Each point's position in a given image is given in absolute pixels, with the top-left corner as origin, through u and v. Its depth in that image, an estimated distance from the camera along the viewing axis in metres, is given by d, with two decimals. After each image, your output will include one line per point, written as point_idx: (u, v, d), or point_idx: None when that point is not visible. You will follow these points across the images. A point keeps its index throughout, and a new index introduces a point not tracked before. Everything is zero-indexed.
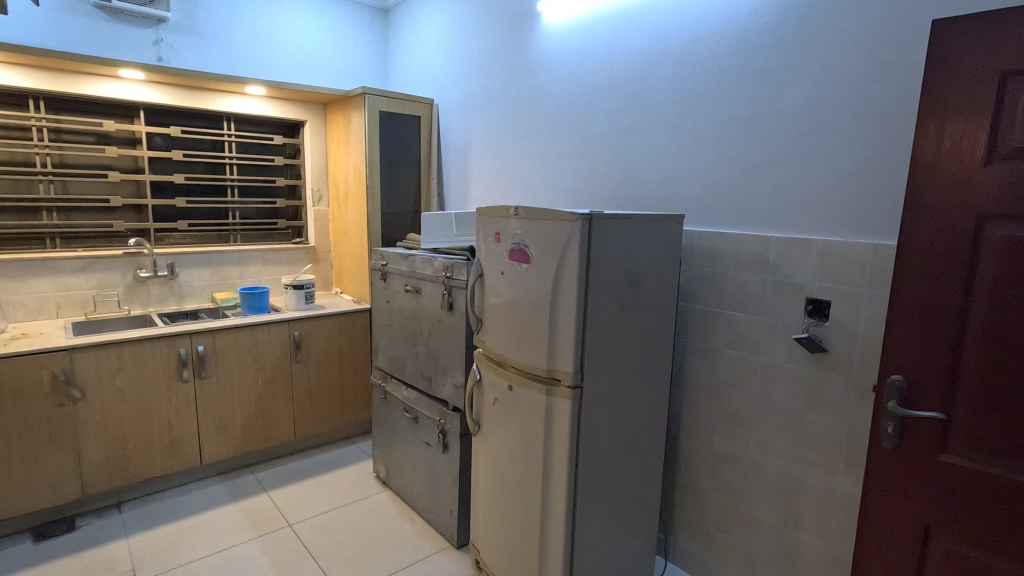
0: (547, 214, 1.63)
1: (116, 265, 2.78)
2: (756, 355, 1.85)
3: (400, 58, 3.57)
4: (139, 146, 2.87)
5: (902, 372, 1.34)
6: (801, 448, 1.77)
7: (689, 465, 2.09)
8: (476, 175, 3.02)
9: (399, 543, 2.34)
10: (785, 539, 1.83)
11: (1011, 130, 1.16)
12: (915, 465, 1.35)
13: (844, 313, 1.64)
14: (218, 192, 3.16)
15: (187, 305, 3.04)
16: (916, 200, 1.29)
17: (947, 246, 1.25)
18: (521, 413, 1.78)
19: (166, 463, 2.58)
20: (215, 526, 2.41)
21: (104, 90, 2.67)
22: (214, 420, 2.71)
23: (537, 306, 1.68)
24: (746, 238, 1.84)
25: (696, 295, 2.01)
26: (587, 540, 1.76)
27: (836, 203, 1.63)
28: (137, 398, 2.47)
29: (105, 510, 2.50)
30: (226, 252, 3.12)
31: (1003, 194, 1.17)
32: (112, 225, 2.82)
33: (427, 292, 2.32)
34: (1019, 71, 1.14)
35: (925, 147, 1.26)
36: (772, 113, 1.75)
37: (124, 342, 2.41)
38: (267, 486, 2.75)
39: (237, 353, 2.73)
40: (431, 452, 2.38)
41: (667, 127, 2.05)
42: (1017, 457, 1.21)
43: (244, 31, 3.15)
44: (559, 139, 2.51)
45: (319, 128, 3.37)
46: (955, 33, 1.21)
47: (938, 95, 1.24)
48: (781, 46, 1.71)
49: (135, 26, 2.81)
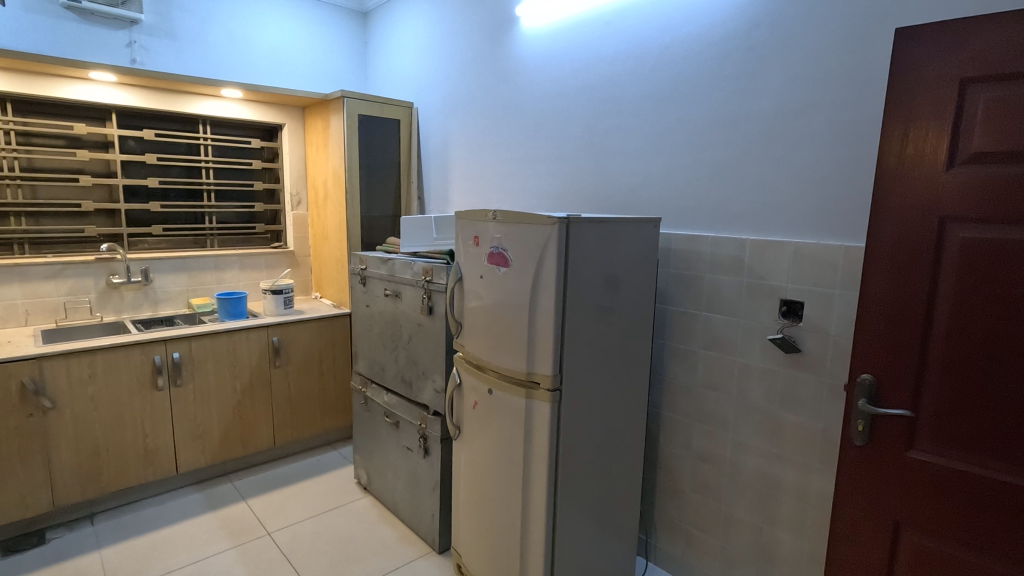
0: (525, 218, 1.64)
1: (89, 271, 2.72)
2: (733, 355, 1.88)
3: (379, 61, 3.56)
4: (111, 150, 2.82)
5: (871, 371, 1.38)
6: (776, 447, 1.80)
7: (669, 465, 2.10)
8: (456, 178, 3.02)
9: (381, 549, 2.32)
10: (763, 537, 1.86)
11: (971, 135, 1.20)
12: (884, 462, 1.38)
13: (817, 313, 1.67)
14: (194, 197, 3.12)
15: (162, 311, 2.98)
16: (882, 203, 1.32)
17: (911, 247, 1.28)
18: (501, 417, 1.79)
19: (141, 474, 2.53)
20: (191, 536, 2.36)
21: (75, 92, 2.62)
22: (190, 427, 2.66)
23: (516, 309, 1.68)
24: (721, 240, 1.87)
25: (674, 297, 2.03)
26: (569, 541, 1.77)
27: (807, 204, 1.67)
28: (110, 406, 2.41)
29: (77, 523, 2.43)
30: (203, 257, 3.08)
31: (965, 195, 1.21)
32: (84, 230, 2.76)
33: (406, 296, 2.31)
34: (977, 78, 1.18)
35: (890, 151, 1.30)
36: (745, 117, 1.79)
37: (97, 349, 2.35)
38: (246, 494, 2.71)
39: (214, 360, 2.69)
40: (412, 457, 2.37)
41: (644, 132, 2.07)
42: (980, 452, 1.25)
43: (220, 33, 3.11)
44: (537, 143, 2.52)
45: (297, 131, 3.34)
46: (916, 42, 1.24)
47: (903, 101, 1.27)
48: (753, 52, 1.75)
49: (107, 27, 2.76)
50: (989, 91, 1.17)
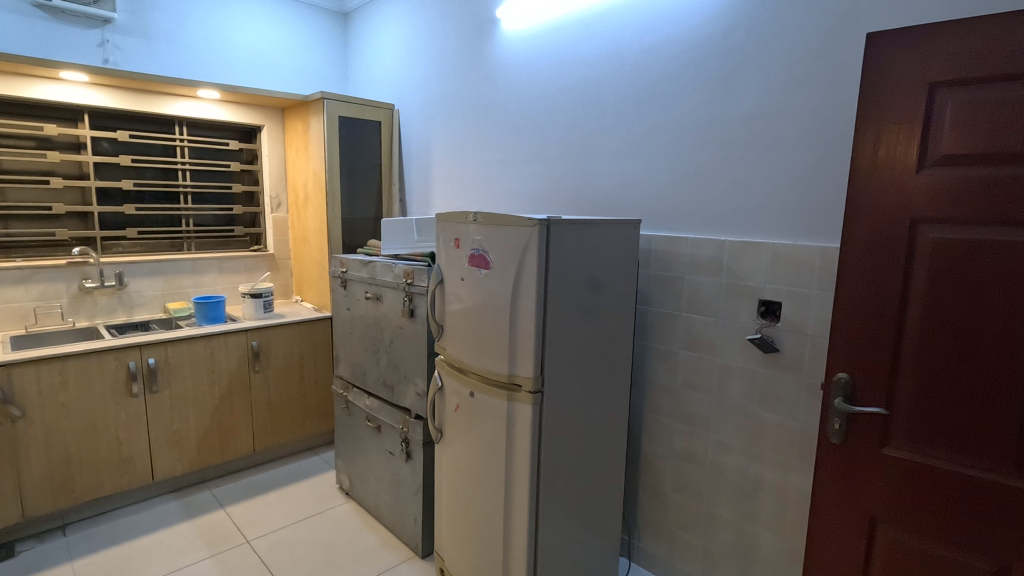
0: (505, 220, 1.63)
1: (60, 275, 2.65)
2: (713, 356, 1.90)
3: (359, 62, 3.54)
4: (83, 151, 2.75)
5: (848, 369, 1.40)
6: (756, 446, 1.82)
7: (652, 465, 2.11)
8: (437, 180, 3.00)
9: (363, 555, 2.30)
10: (743, 535, 1.88)
11: (940, 137, 1.22)
12: (860, 459, 1.40)
13: (794, 313, 1.69)
14: (170, 199, 3.06)
15: (137, 316, 2.92)
16: (856, 204, 1.34)
17: (884, 247, 1.31)
18: (482, 420, 1.78)
19: (116, 483, 2.47)
20: (168, 546, 2.31)
21: (45, 92, 2.55)
22: (167, 434, 2.61)
23: (498, 311, 1.68)
24: (701, 242, 1.88)
25: (655, 297, 2.04)
26: (551, 543, 1.77)
27: (783, 204, 1.70)
28: (82, 414, 2.35)
29: (48, 534, 2.37)
30: (179, 260, 3.02)
31: (936, 196, 1.23)
32: (55, 234, 2.70)
33: (387, 299, 2.29)
34: (946, 82, 1.21)
35: (863, 153, 1.32)
36: (722, 119, 1.81)
37: (68, 356, 2.29)
38: (224, 502, 2.66)
39: (191, 365, 2.64)
40: (394, 461, 2.35)
41: (625, 134, 2.08)
42: (952, 448, 1.27)
43: (197, 33, 3.07)
44: (518, 145, 2.52)
45: (276, 132, 3.30)
46: (887, 46, 1.27)
47: (875, 104, 1.29)
48: (729, 54, 1.77)
49: (79, 26, 2.71)
50: (957, 95, 1.20)
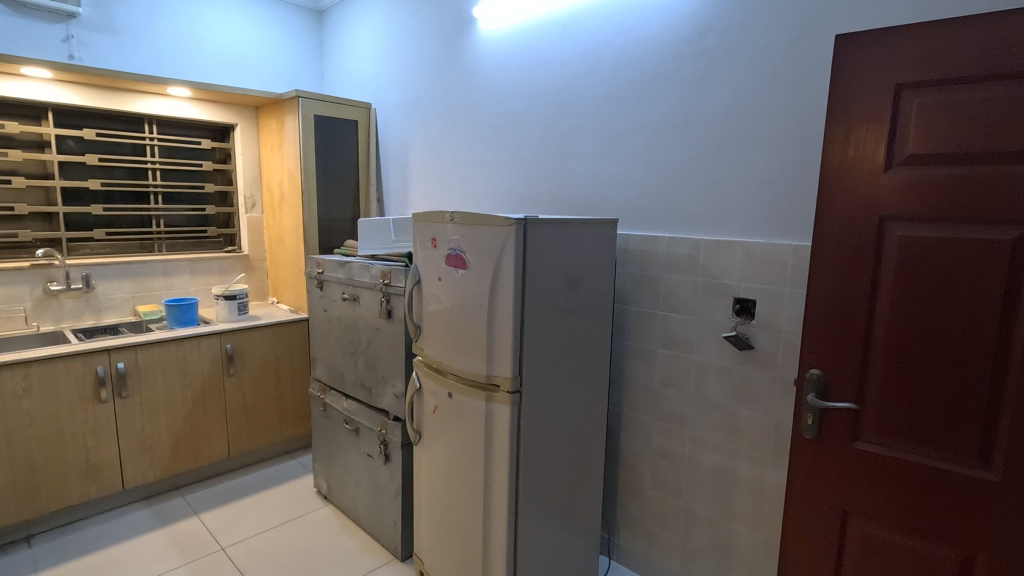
0: (481, 220, 1.63)
1: (24, 278, 2.57)
2: (690, 354, 1.91)
3: (334, 60, 3.50)
4: (48, 150, 2.67)
5: (820, 365, 1.42)
6: (732, 442, 1.85)
7: (630, 463, 2.13)
8: (416, 180, 2.97)
9: (341, 559, 2.27)
10: (720, 530, 1.90)
11: (906, 137, 1.25)
12: (832, 454, 1.43)
13: (768, 311, 1.72)
14: (140, 199, 2.99)
15: (106, 320, 2.85)
16: (826, 203, 1.37)
17: (854, 246, 1.33)
18: (461, 420, 1.77)
19: (84, 491, 2.40)
20: (139, 555, 2.25)
21: (7, 89, 2.46)
22: (137, 440, 2.54)
23: (476, 311, 1.67)
24: (677, 241, 1.90)
25: (632, 296, 2.05)
26: (531, 542, 1.77)
27: (758, 203, 1.72)
28: (48, 421, 2.28)
29: (11, 546, 2.28)
30: (150, 262, 2.95)
31: (903, 195, 1.26)
32: (18, 235, 2.61)
33: (364, 300, 2.26)
34: (911, 84, 1.23)
35: (833, 153, 1.34)
36: (697, 119, 1.82)
37: (33, 360, 2.22)
38: (198, 508, 2.60)
39: (162, 369, 2.58)
40: (373, 464, 2.32)
41: (601, 134, 2.08)
42: (920, 441, 1.30)
43: (167, 29, 2.99)
44: (494, 144, 2.51)
45: (250, 131, 3.24)
46: (856, 48, 1.29)
47: (845, 104, 1.32)
48: (704, 55, 1.79)
49: (41, 20, 2.62)
50: (921, 96, 1.23)
